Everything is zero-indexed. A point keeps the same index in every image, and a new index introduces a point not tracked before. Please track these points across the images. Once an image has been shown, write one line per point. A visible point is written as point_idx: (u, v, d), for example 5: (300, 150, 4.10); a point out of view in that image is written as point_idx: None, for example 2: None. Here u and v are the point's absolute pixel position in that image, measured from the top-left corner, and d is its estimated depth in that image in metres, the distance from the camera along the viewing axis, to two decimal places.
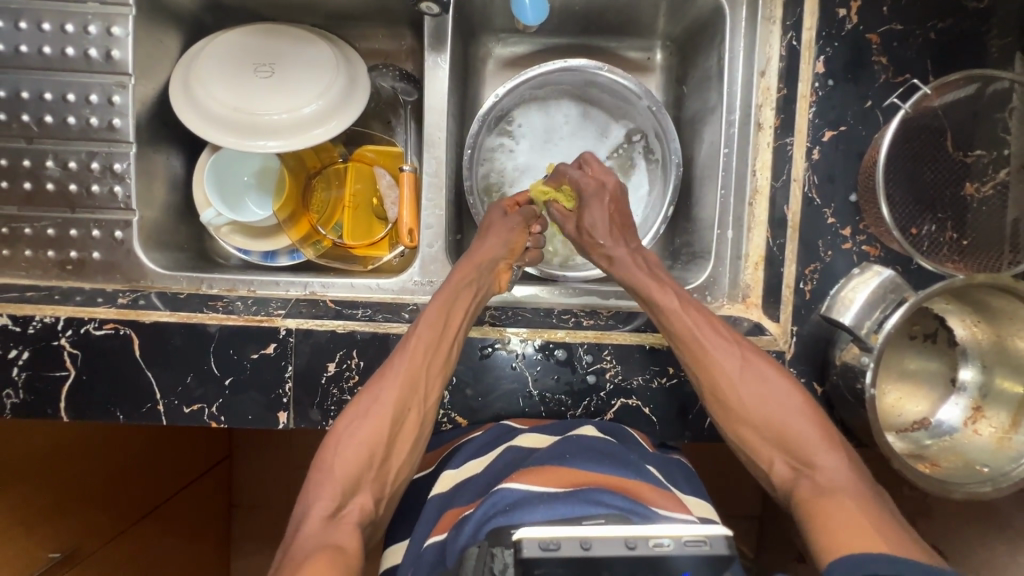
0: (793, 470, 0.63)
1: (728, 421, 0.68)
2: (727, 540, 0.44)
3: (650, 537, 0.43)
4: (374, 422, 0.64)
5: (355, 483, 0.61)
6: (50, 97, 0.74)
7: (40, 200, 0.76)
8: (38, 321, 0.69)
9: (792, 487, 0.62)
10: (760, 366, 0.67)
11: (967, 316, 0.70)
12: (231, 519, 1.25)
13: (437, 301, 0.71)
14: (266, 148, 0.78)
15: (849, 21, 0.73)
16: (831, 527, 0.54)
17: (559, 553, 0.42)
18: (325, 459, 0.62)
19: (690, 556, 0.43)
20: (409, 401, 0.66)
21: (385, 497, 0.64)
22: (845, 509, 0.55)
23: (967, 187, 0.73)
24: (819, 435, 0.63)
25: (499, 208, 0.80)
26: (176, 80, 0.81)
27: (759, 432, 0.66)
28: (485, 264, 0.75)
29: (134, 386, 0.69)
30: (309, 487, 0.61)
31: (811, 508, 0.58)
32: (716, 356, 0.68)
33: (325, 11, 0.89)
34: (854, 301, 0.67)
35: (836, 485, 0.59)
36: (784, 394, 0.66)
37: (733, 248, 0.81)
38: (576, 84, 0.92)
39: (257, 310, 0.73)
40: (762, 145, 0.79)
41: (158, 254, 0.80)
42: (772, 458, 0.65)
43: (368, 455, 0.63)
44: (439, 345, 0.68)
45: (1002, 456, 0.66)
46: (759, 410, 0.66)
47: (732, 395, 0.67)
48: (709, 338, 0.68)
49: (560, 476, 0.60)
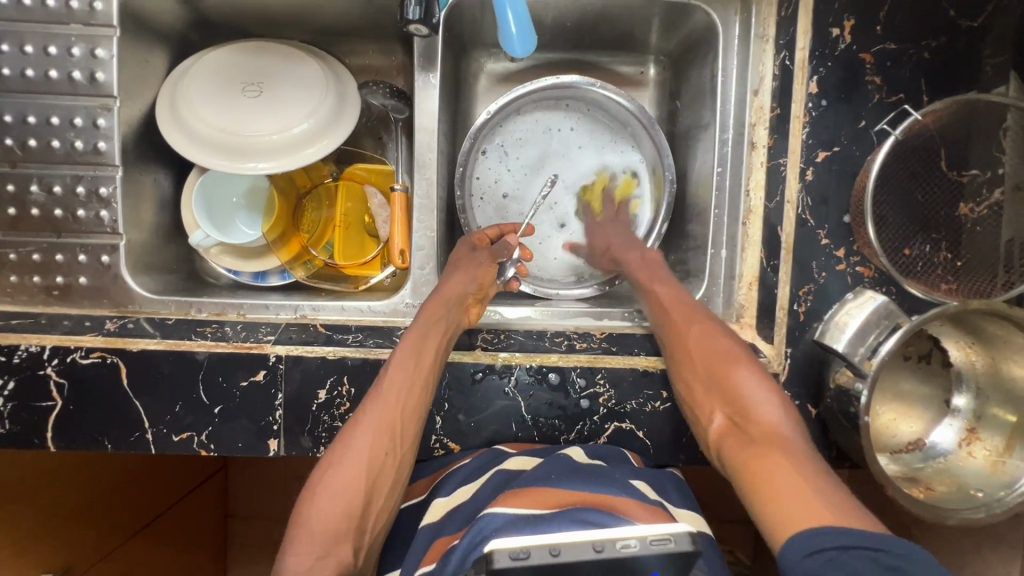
0: (732, 423, 0.63)
1: (680, 373, 0.68)
2: (692, 536, 0.44)
3: (617, 539, 0.44)
4: (350, 471, 0.62)
5: (336, 535, 0.58)
6: (34, 120, 0.73)
7: (25, 224, 0.75)
8: (24, 351, 0.68)
9: (728, 439, 0.62)
10: (721, 331, 0.70)
11: (961, 339, 0.70)
12: (226, 533, 1.24)
13: (407, 342, 0.69)
14: (256, 170, 0.77)
15: (843, 40, 0.72)
16: (774, 484, 0.53)
17: (528, 561, 0.43)
18: (303, 515, 0.60)
19: (655, 554, 0.43)
20: (385, 444, 0.64)
21: (365, 546, 0.61)
22: (780, 463, 0.55)
23: (961, 207, 0.72)
24: (763, 392, 0.63)
25: (469, 243, 0.80)
26: (164, 100, 0.80)
27: (707, 384, 0.66)
28: (452, 298, 0.73)
29: (121, 415, 0.68)
30: (288, 544, 0.58)
31: (748, 462, 0.57)
32: (682, 317, 0.71)
33: (314, 27, 0.88)
34: (849, 324, 0.69)
35: (771, 435, 0.58)
36: (737, 355, 0.67)
37: (727, 269, 0.81)
38: (617, 112, 0.90)
39: (246, 336, 0.72)
40: (755, 165, 0.78)
41: (146, 278, 0.79)
42: (712, 410, 0.65)
43: (345, 506, 0.60)
44: (410, 386, 0.66)
45: (996, 481, 0.65)
46: (710, 360, 0.67)
47: (689, 347, 0.68)
48: (679, 305, 0.72)
49: (544, 496, 0.59)
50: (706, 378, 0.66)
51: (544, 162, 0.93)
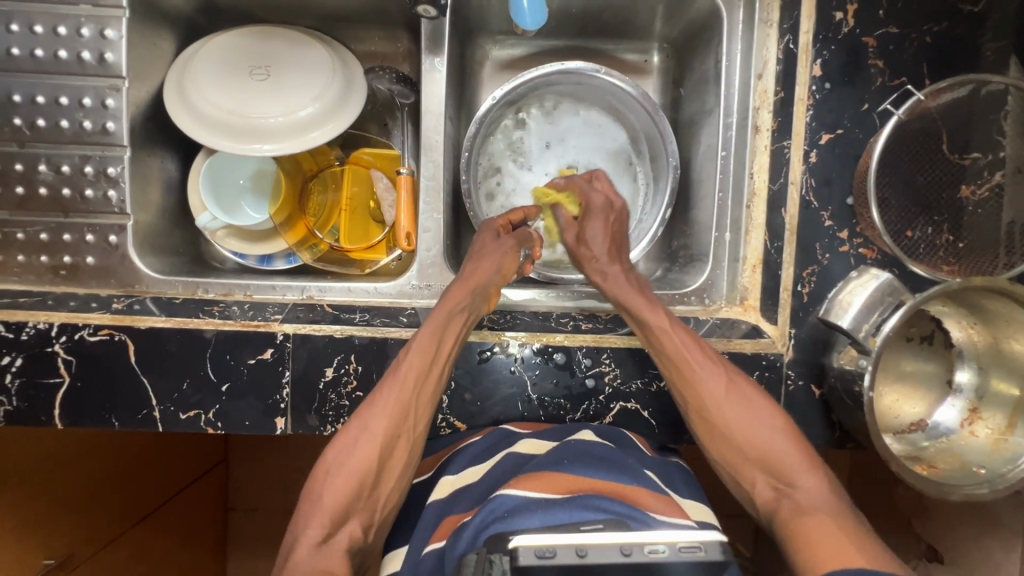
0: (776, 491, 0.64)
1: (713, 441, 0.67)
2: (723, 545, 0.45)
3: (646, 543, 0.44)
4: (363, 452, 0.62)
5: (345, 510, 0.60)
6: (43, 100, 0.74)
7: (34, 204, 0.75)
8: (32, 328, 0.68)
9: (773, 508, 0.63)
10: (747, 390, 0.68)
11: (963, 319, 0.71)
12: (226, 524, 1.24)
13: (429, 325, 0.68)
14: (262, 152, 0.77)
15: (845, 24, 0.73)
16: (818, 549, 0.55)
17: (554, 561, 0.43)
18: (316, 490, 0.61)
19: (685, 562, 0.43)
20: (400, 427, 0.64)
21: (376, 524, 0.62)
22: (828, 531, 0.56)
23: (962, 190, 0.73)
24: (801, 457, 0.64)
25: (492, 229, 0.79)
26: (171, 81, 0.80)
27: (744, 453, 0.66)
28: (476, 289, 0.72)
29: (128, 393, 0.69)
30: (301, 516, 0.60)
31: (793, 530, 0.58)
32: (701, 375, 0.67)
33: (321, 13, 0.89)
34: (853, 303, 0.69)
35: (818, 507, 0.60)
36: (769, 419, 0.66)
37: (731, 251, 0.81)
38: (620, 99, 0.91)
39: (253, 315, 0.72)
40: (759, 148, 0.79)
41: (153, 259, 0.79)
42: (753, 477, 0.66)
43: (357, 485, 0.61)
44: (429, 371, 0.67)
45: (999, 457, 0.66)
46: (743, 432, 0.66)
47: (718, 414, 0.67)
48: (697, 360, 0.68)
49: (558, 482, 0.59)
50: (743, 449, 0.66)
51: (551, 150, 0.94)
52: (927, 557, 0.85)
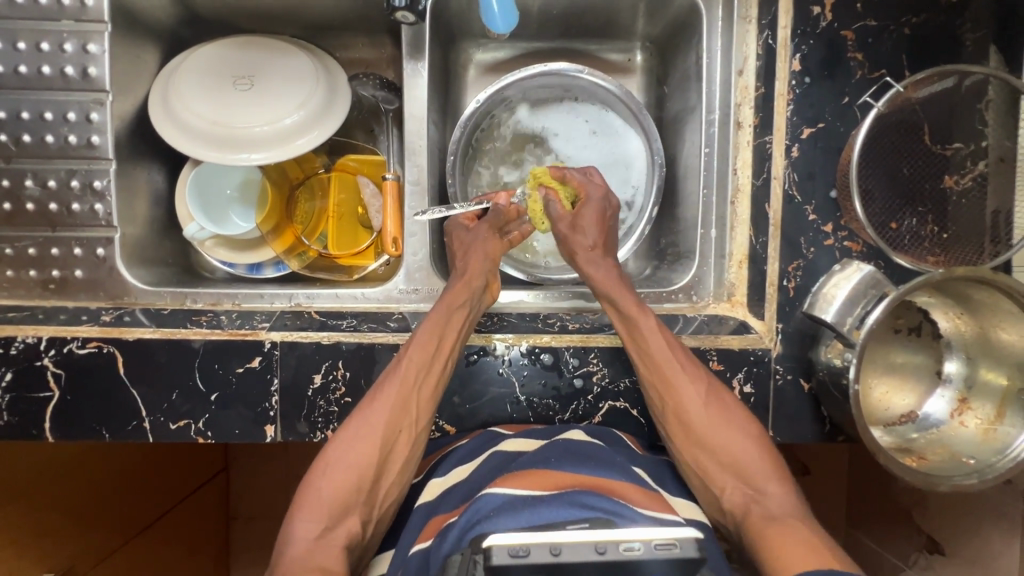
0: (744, 497, 0.63)
1: (686, 447, 0.67)
2: (698, 542, 0.44)
3: (621, 541, 0.43)
4: (363, 447, 0.63)
5: (344, 506, 0.60)
6: (28, 116, 0.74)
7: (22, 219, 0.76)
8: (21, 342, 0.69)
9: (739, 515, 0.62)
10: (725, 401, 0.67)
11: (950, 309, 0.71)
12: (229, 534, 1.23)
13: (428, 322, 0.69)
14: (249, 161, 0.78)
15: (823, 18, 0.73)
16: (791, 554, 0.53)
17: (527, 560, 0.43)
18: (314, 483, 0.61)
19: (659, 560, 0.43)
20: (399, 423, 0.65)
21: (374, 520, 0.62)
22: (795, 539, 0.55)
23: (946, 180, 0.73)
24: (768, 466, 0.64)
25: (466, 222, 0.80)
26: (156, 94, 0.81)
27: (716, 459, 0.65)
28: (475, 285, 0.73)
29: (118, 404, 0.69)
30: (297, 510, 0.60)
31: (763, 536, 0.57)
32: (680, 383, 0.67)
33: (304, 22, 0.89)
34: (837, 296, 0.67)
35: (787, 517, 0.59)
36: (746, 431, 0.66)
37: (717, 248, 0.81)
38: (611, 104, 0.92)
39: (241, 324, 0.73)
40: (742, 144, 0.79)
41: (141, 270, 0.80)
42: (723, 485, 0.64)
43: (356, 479, 0.61)
44: (431, 366, 0.67)
45: (988, 448, 0.66)
46: (719, 441, 0.65)
47: (693, 422, 0.66)
48: (676, 371, 0.67)
49: (543, 479, 0.59)
50: (715, 456, 0.65)
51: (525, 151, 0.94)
52: (928, 549, 0.84)
